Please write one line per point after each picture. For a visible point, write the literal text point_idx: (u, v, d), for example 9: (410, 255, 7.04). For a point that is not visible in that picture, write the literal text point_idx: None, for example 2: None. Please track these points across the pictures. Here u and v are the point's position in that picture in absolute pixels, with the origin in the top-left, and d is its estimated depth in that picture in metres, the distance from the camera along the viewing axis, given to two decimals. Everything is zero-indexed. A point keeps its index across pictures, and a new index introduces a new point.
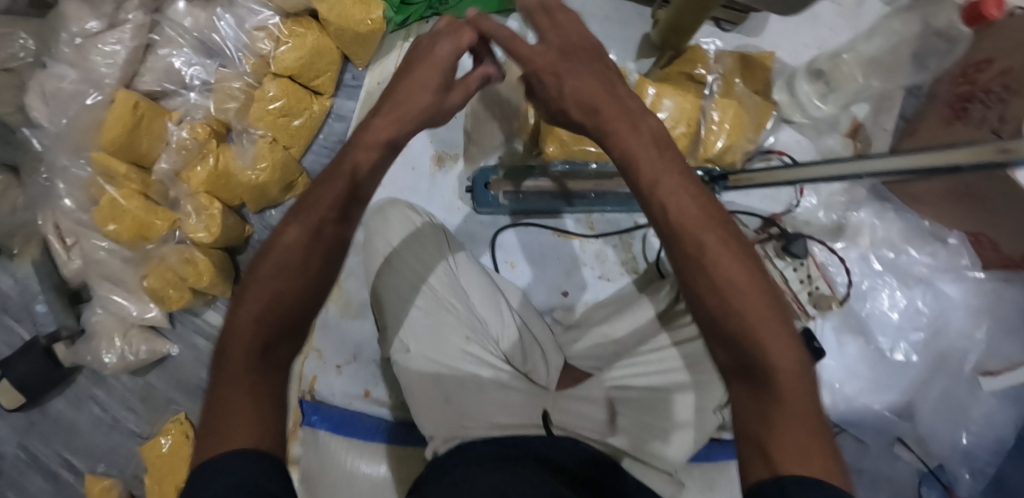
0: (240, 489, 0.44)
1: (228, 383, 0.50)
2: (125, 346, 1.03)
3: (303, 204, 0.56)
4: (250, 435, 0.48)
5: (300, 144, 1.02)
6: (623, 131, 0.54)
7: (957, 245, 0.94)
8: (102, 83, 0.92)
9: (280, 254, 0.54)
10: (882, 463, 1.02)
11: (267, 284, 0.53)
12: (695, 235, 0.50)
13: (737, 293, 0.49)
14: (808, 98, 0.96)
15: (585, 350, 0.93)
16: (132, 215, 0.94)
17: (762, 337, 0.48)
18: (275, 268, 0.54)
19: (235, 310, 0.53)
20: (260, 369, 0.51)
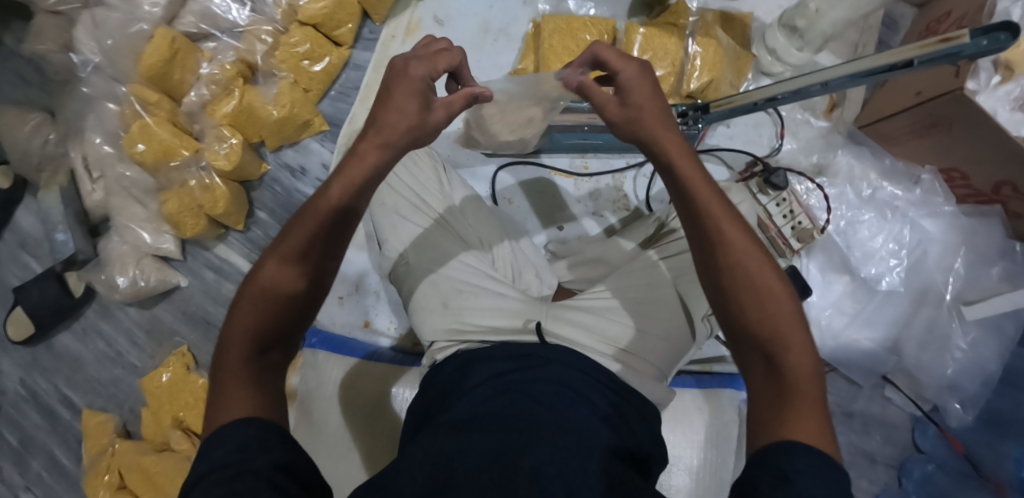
0: (240, 452, 0.50)
1: (226, 384, 0.55)
2: (137, 272, 1.07)
3: (287, 235, 0.59)
4: (248, 409, 0.54)
5: (319, 88, 1.11)
6: (675, 152, 0.61)
7: (930, 182, 1.01)
8: (145, 19, 1.02)
9: (266, 284, 0.58)
10: (875, 407, 1.04)
11: (256, 303, 0.58)
12: (729, 245, 0.57)
13: (762, 303, 0.56)
14: (783, 47, 1.04)
15: (577, 273, 1.00)
16: (160, 139, 1.01)
17: (785, 336, 0.55)
18: (268, 286, 0.58)
19: (227, 332, 0.58)
20: (254, 374, 0.56)
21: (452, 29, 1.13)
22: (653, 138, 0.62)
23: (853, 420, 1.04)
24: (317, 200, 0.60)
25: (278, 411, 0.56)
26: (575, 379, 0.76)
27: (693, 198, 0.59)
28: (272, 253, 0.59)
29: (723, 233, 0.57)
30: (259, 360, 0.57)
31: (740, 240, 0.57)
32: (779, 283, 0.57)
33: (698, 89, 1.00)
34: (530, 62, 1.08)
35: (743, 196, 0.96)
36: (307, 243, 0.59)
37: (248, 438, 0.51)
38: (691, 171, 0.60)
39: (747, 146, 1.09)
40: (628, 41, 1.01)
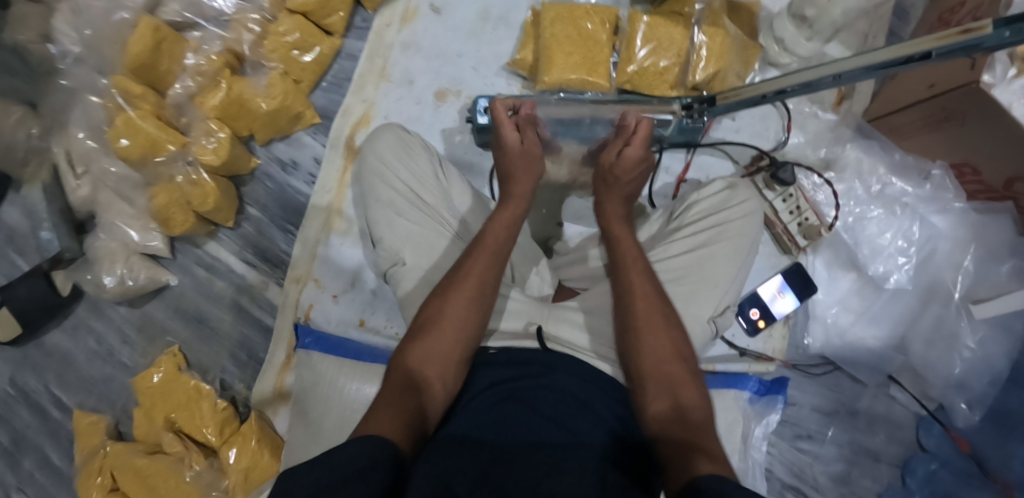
0: (376, 459, 0.53)
1: (383, 397, 0.65)
2: (126, 270, 1.03)
3: (461, 280, 0.74)
4: (403, 418, 0.61)
5: (310, 79, 1.07)
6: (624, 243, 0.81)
7: (940, 177, 0.98)
8: (125, 6, 0.97)
9: (437, 317, 0.72)
10: (880, 405, 1.02)
11: (434, 334, 0.71)
12: (651, 298, 0.74)
13: (667, 346, 0.71)
14: (792, 37, 1.01)
15: (580, 271, 0.95)
16: (145, 133, 0.97)
17: (680, 387, 0.68)
18: (447, 324, 0.72)
19: (403, 353, 0.70)
20: (410, 392, 0.65)
21: (449, 17, 1.08)
22: (614, 237, 0.83)
23: (857, 418, 1.02)
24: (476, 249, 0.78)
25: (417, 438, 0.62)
26: (580, 386, 0.74)
27: (625, 262, 0.78)
28: (438, 299, 0.74)
29: (638, 292, 0.75)
30: (422, 388, 0.67)
31: (653, 299, 0.74)
32: (681, 338, 0.72)
33: (704, 79, 0.97)
34: (530, 50, 1.04)
35: (751, 192, 0.92)
36: (473, 295, 0.74)
37: (385, 442, 0.56)
38: (629, 244, 0.81)
39: (755, 139, 1.05)
40: (632, 30, 0.98)
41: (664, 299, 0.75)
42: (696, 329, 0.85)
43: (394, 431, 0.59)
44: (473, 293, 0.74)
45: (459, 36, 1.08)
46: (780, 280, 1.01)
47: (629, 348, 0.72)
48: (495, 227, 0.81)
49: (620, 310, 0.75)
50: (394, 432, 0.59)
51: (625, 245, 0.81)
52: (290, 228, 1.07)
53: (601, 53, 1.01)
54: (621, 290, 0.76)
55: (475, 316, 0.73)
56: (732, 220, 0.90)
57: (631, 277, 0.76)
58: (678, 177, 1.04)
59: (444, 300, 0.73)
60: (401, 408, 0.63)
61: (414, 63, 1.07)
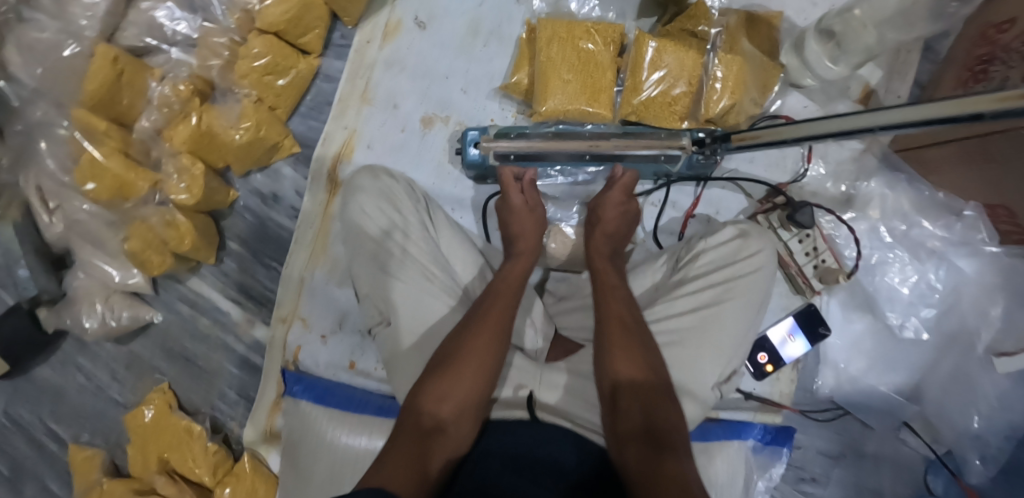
0: None
1: (400, 440, 0.66)
2: (106, 311, 0.99)
3: (481, 321, 0.74)
4: (414, 474, 0.61)
5: (286, 104, 0.99)
6: (604, 269, 0.82)
7: (973, 218, 0.89)
8: (81, 35, 0.90)
9: (446, 354, 0.73)
10: (888, 447, 0.97)
11: (452, 372, 0.71)
12: (630, 328, 0.75)
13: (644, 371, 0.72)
14: (817, 57, 0.91)
15: (579, 321, 0.91)
16: (112, 173, 0.91)
17: (663, 412, 0.69)
18: (466, 362, 0.71)
19: (420, 389, 0.71)
20: (424, 437, 0.66)
21: (435, 33, 0.98)
22: (595, 265, 0.83)
23: (863, 461, 0.98)
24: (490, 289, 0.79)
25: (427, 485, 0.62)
26: (573, 461, 0.71)
27: (605, 290, 0.79)
28: (455, 339, 0.74)
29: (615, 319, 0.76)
30: (435, 432, 0.67)
31: (632, 327, 0.75)
32: (655, 366, 0.73)
33: (720, 113, 0.88)
34: (525, 72, 0.94)
35: (763, 242, 0.86)
36: (497, 336, 0.73)
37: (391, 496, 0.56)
38: (610, 273, 0.82)
39: (769, 171, 0.96)
40: (638, 55, 0.89)
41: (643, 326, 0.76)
42: (699, 397, 0.80)
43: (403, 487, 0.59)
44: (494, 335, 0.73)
45: (448, 53, 0.98)
46: (791, 323, 0.94)
47: (606, 373, 0.73)
48: (513, 271, 0.82)
49: (600, 336, 0.75)
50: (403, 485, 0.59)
51: (606, 273, 0.82)
52: (273, 264, 1.02)
53: (604, 78, 0.91)
54: (602, 316, 0.77)
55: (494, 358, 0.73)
56: (740, 275, 0.84)
57: (610, 303, 0.77)
58: (687, 212, 0.96)
59: (462, 339, 0.73)
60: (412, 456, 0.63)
61: (398, 82, 0.98)
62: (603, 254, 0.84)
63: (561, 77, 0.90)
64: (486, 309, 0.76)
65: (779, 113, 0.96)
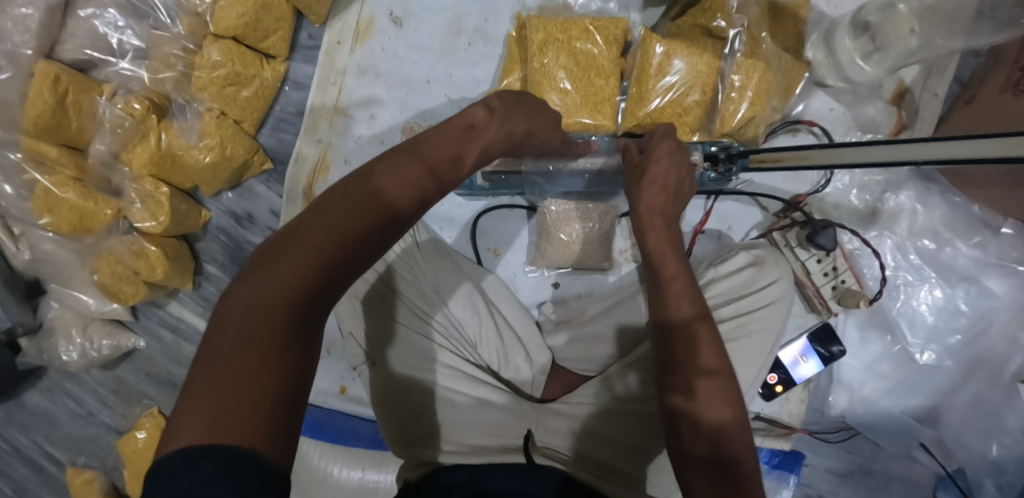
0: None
1: (213, 348, 0.39)
2: (85, 342, 0.95)
3: (366, 181, 0.45)
4: (246, 423, 0.37)
5: (253, 117, 0.89)
6: (656, 228, 0.67)
7: (1011, 237, 0.83)
8: (18, 54, 0.80)
9: (321, 221, 0.43)
10: (898, 465, 0.91)
11: (315, 245, 0.42)
12: (693, 336, 0.61)
13: (704, 392, 0.58)
14: (848, 56, 0.80)
15: (575, 351, 0.83)
16: (70, 205, 0.84)
17: (732, 432, 0.57)
18: (330, 227, 0.43)
19: (253, 272, 0.42)
20: (267, 346, 0.39)
21: (412, 32, 0.92)
22: (643, 232, 0.68)
23: (872, 479, 0.91)
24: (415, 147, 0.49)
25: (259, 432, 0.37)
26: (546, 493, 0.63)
27: (669, 289, 0.64)
28: (339, 200, 0.44)
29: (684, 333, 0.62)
30: (274, 341, 0.40)
31: (706, 337, 0.61)
32: (734, 384, 0.60)
33: (737, 126, 0.78)
34: (516, 75, 0.85)
35: (779, 271, 0.77)
36: (396, 210, 0.45)
37: (224, 466, 0.35)
38: (671, 254, 0.66)
39: (788, 181, 0.88)
40: (643, 60, 0.78)
41: (716, 334, 0.62)
42: None
43: (234, 446, 0.36)
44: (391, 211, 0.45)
45: (427, 56, 0.91)
46: (803, 343, 0.87)
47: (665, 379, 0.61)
48: (448, 129, 0.52)
49: (663, 347, 0.62)
50: (247, 446, 0.36)
51: (667, 257, 0.66)
52: None
53: (607, 86, 0.80)
54: (660, 317, 0.64)
55: (386, 239, 0.45)
56: (756, 308, 0.75)
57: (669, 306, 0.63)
58: (696, 228, 0.88)
59: (349, 208, 0.44)
60: (244, 386, 0.38)
61: (375, 90, 0.92)
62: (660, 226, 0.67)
63: (556, 85, 0.79)
64: (386, 164, 0.47)
65: (802, 117, 0.87)
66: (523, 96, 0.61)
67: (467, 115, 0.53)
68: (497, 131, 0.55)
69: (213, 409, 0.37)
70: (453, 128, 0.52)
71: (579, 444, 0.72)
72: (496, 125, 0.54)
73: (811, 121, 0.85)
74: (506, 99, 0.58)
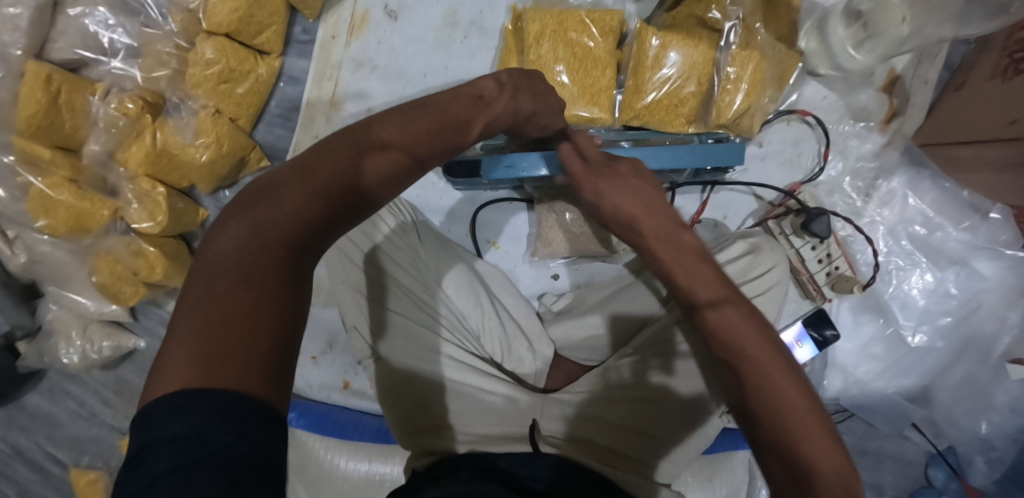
0: (189, 446, 0.34)
1: (203, 283, 0.39)
2: (85, 343, 0.95)
3: (374, 131, 0.45)
4: (245, 367, 0.37)
5: (248, 114, 0.89)
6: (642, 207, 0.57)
7: (999, 221, 0.85)
8: (8, 53, 0.80)
9: (319, 164, 0.43)
10: (891, 444, 0.93)
11: (313, 191, 0.42)
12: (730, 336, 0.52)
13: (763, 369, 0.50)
14: (841, 44, 0.82)
15: (578, 341, 0.84)
16: (66, 206, 0.84)
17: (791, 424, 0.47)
18: (327, 173, 0.43)
19: (247, 211, 0.41)
20: (266, 285, 0.40)
21: (408, 25, 0.91)
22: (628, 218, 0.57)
23: (866, 458, 0.93)
24: (422, 105, 0.49)
25: (258, 374, 0.38)
26: (545, 471, 0.64)
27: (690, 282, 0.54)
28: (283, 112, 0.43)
29: (741, 336, 0.51)
30: (273, 278, 0.40)
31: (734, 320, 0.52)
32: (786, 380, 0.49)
33: (734, 117, 0.78)
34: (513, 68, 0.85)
35: (776, 258, 0.78)
36: (393, 170, 0.45)
37: (222, 408, 0.35)
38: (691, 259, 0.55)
39: (783, 170, 0.89)
40: (639, 52, 0.78)
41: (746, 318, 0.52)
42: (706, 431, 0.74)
43: (232, 388, 0.36)
44: (382, 174, 0.45)
45: (424, 49, 0.91)
46: (798, 328, 0.85)
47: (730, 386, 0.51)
48: (458, 95, 0.52)
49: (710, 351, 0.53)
50: (243, 388, 0.37)
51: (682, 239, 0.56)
52: None
53: (603, 77, 0.80)
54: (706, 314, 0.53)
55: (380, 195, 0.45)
56: (753, 296, 0.76)
57: (698, 289, 0.54)
58: (692, 217, 0.89)
59: (349, 159, 0.44)
60: (236, 325, 0.38)
61: (370, 84, 0.91)
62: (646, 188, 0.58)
63: (552, 79, 0.80)
64: (390, 121, 0.47)
65: (795, 106, 0.89)
66: (533, 75, 0.61)
67: (477, 86, 0.53)
68: (506, 105, 0.55)
69: (204, 346, 0.37)
70: (463, 96, 0.52)
71: (589, 431, 0.72)
72: (505, 97, 0.55)
73: (804, 111, 0.87)
74: (517, 75, 0.58)
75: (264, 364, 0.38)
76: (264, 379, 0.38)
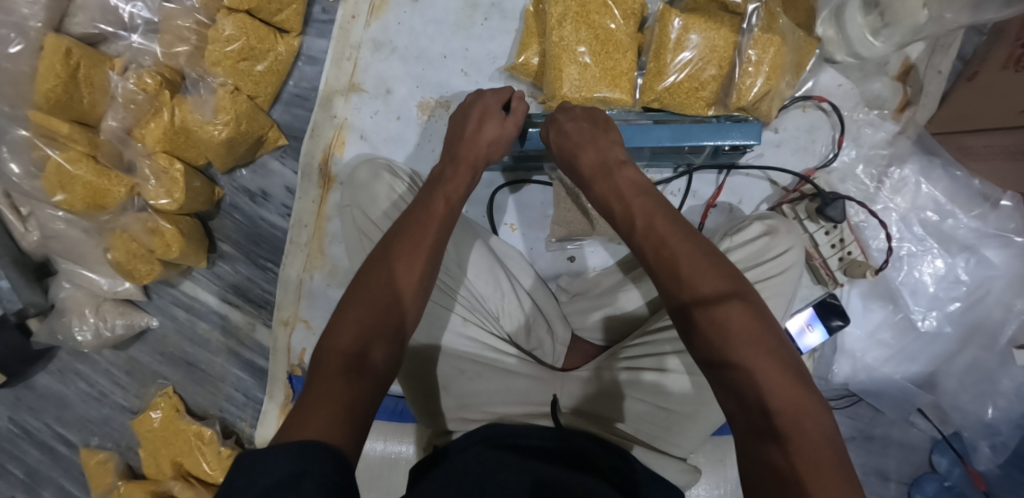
0: (281, 480, 0.41)
1: (321, 382, 0.51)
2: (99, 321, 0.94)
3: (401, 243, 0.61)
4: (323, 424, 0.47)
5: (267, 92, 0.89)
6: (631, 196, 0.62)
7: (1009, 209, 0.87)
8: (25, 26, 0.79)
9: (359, 310, 0.56)
10: (897, 430, 0.94)
11: (360, 322, 0.55)
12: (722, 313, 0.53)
13: (741, 331, 0.52)
14: (859, 32, 0.83)
15: (595, 322, 0.85)
16: (83, 181, 0.83)
17: (775, 406, 0.49)
18: (362, 310, 0.56)
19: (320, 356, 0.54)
20: (345, 371, 0.51)
21: (429, 6, 0.91)
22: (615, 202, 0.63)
23: (872, 443, 0.95)
24: (425, 209, 0.65)
25: (337, 426, 0.47)
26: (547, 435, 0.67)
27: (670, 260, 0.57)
28: (339, 369, 0.52)
29: (740, 330, 0.52)
30: (354, 366, 0.52)
31: (740, 314, 0.52)
32: (769, 353, 0.51)
33: (753, 100, 0.79)
34: (534, 50, 0.85)
35: (792, 240, 0.79)
36: (412, 267, 0.60)
37: (302, 453, 0.43)
38: (692, 254, 0.56)
39: (797, 156, 0.91)
40: (662, 33, 0.79)
41: (752, 313, 0.53)
42: None
43: (315, 438, 0.45)
44: (412, 280, 0.59)
45: (444, 30, 0.91)
46: (809, 312, 0.87)
47: (710, 352, 0.53)
48: (460, 171, 0.70)
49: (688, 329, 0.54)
50: (324, 437, 0.46)
51: (674, 240, 0.57)
52: (269, 266, 0.96)
53: (624, 60, 0.81)
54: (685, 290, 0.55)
55: (405, 278, 0.59)
56: (769, 276, 0.77)
57: (685, 288, 0.55)
58: (707, 201, 0.91)
59: (391, 265, 0.59)
60: (324, 399, 0.49)
61: (390, 65, 0.92)
62: (645, 195, 0.62)
63: (574, 60, 0.80)
64: (404, 237, 0.62)
65: (811, 93, 0.90)
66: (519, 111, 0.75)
67: (457, 153, 0.72)
68: (500, 135, 0.73)
69: (302, 411, 0.48)
70: (463, 168, 0.70)
71: (603, 409, 0.74)
72: (496, 149, 0.74)
73: (820, 97, 0.88)
74: (493, 118, 0.73)
75: (344, 416, 0.48)
76: (343, 429, 0.47)
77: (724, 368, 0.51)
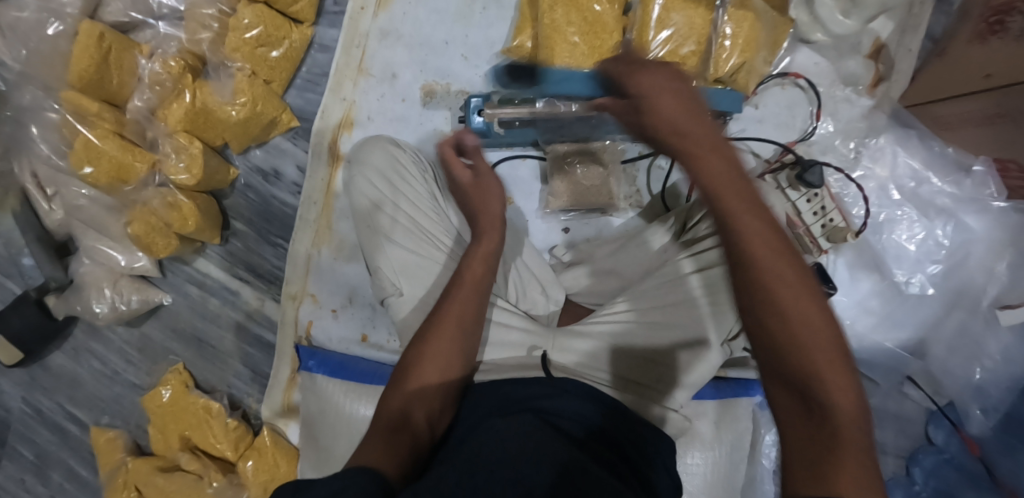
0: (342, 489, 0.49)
1: (375, 434, 0.62)
2: (115, 296, 0.98)
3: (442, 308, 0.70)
4: (380, 461, 0.57)
5: (281, 77, 0.96)
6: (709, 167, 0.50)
7: (982, 173, 0.91)
8: (63, 13, 0.87)
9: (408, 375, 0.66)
10: (891, 402, 0.96)
11: (406, 397, 0.65)
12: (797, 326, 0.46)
13: (817, 349, 0.45)
14: (829, 13, 0.91)
15: (587, 287, 0.89)
16: (109, 156, 0.89)
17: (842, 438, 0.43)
18: (413, 375, 0.66)
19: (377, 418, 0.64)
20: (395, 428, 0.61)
21: None
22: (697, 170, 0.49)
23: (868, 415, 0.97)
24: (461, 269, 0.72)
25: (395, 467, 0.57)
26: (597, 416, 0.67)
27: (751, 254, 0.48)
28: (385, 429, 0.62)
29: (816, 347, 0.45)
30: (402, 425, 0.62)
31: (817, 331, 0.46)
32: (843, 379, 0.45)
33: (729, 72, 0.86)
34: (527, 35, 0.92)
35: None
36: (450, 330, 0.68)
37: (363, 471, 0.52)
38: (763, 221, 0.48)
39: (778, 130, 0.96)
40: (644, 13, 0.86)
41: (828, 334, 0.46)
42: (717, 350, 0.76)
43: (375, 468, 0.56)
44: (452, 340, 0.68)
45: (446, 19, 0.99)
46: None
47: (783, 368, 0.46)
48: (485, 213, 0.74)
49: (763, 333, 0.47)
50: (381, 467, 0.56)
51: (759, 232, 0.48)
52: (279, 242, 1.01)
53: (611, 40, 0.88)
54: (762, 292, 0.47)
55: (445, 342, 0.68)
56: None
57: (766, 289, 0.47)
58: None
59: (432, 332, 0.68)
60: (382, 447, 0.59)
61: (395, 52, 0.99)
62: (720, 150, 0.50)
63: (565, 42, 0.86)
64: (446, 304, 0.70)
65: (789, 70, 0.96)
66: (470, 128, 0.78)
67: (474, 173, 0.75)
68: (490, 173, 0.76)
69: (364, 453, 0.59)
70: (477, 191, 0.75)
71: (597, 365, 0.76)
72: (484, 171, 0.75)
73: (797, 74, 0.94)
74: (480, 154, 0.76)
75: (395, 456, 0.58)
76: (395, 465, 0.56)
77: (776, 329, 0.46)
